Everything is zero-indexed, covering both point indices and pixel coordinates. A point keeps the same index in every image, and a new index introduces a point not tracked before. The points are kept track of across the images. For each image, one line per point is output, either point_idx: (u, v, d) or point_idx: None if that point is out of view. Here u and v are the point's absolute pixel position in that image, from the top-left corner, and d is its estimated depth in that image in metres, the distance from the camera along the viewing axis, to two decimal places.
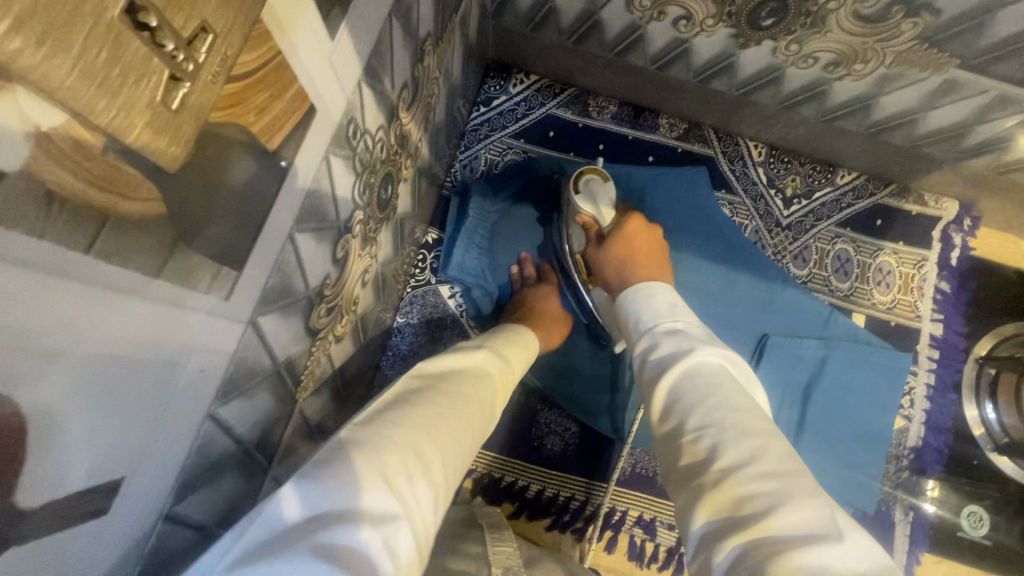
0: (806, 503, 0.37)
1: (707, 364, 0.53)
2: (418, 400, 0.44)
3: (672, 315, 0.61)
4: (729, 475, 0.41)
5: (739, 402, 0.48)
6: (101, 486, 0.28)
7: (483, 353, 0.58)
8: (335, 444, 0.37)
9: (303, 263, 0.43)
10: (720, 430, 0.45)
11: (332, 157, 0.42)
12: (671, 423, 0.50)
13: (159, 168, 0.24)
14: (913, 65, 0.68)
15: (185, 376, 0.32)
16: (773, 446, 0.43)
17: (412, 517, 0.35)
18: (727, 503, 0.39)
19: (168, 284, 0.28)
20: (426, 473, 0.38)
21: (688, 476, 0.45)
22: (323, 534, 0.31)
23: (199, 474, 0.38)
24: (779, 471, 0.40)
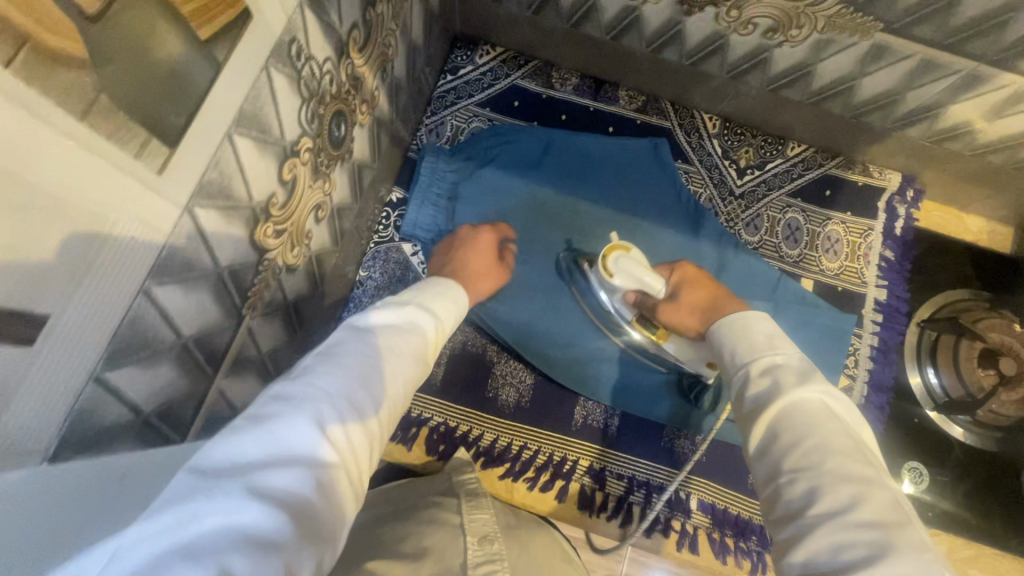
0: (909, 555, 0.38)
1: (808, 404, 0.50)
2: (353, 358, 0.46)
3: (771, 347, 0.58)
4: (831, 518, 0.42)
5: (840, 445, 0.46)
6: (25, 314, 0.30)
7: (410, 306, 0.59)
8: (269, 402, 0.38)
9: (244, 169, 0.46)
10: (818, 475, 0.45)
11: (273, 71, 0.46)
12: (768, 464, 0.49)
13: (79, 10, 0.28)
14: (843, 30, 0.72)
15: (116, 238, 0.35)
16: (876, 494, 0.42)
17: (350, 472, 0.39)
18: (820, 549, 0.40)
19: (98, 134, 0.31)
20: (363, 430, 0.42)
21: (785, 518, 0.45)
22: (257, 479, 0.33)
23: (134, 349, 0.41)
24: (879, 521, 0.41)
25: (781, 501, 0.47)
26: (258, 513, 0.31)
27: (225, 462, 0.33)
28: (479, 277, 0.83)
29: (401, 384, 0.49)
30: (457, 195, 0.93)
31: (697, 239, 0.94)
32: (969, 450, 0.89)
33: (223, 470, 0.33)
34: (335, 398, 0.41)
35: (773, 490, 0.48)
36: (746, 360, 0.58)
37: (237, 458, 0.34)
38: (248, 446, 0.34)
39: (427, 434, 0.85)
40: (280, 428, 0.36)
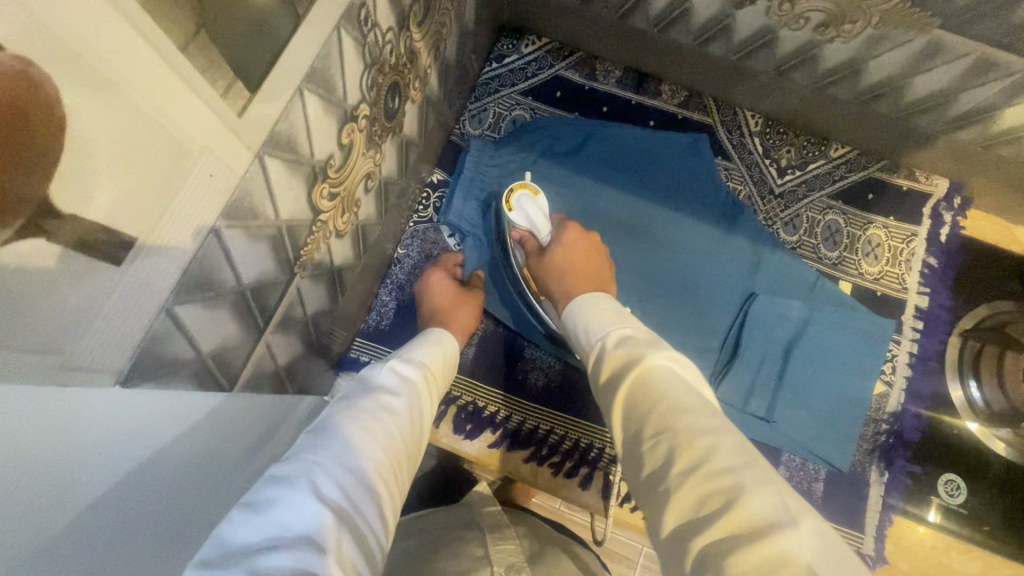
0: (764, 491, 0.38)
1: (660, 368, 0.52)
2: (342, 428, 0.51)
3: (620, 322, 0.60)
4: (693, 472, 0.41)
5: (688, 403, 0.47)
6: (116, 233, 0.32)
7: (396, 362, 0.64)
8: (268, 483, 0.42)
9: (309, 126, 0.48)
10: (671, 435, 0.45)
11: (343, 33, 0.47)
12: (631, 440, 0.49)
13: None
14: (897, 25, 0.71)
15: (196, 175, 0.36)
16: (725, 439, 0.43)
17: (354, 538, 0.41)
18: (686, 510, 0.40)
19: (194, 68, 0.33)
20: (361, 489, 0.46)
21: (650, 487, 0.44)
22: (263, 556, 0.36)
23: (199, 288, 0.42)
24: (728, 469, 0.40)
25: (646, 468, 0.46)
26: None
27: (233, 549, 0.36)
28: (454, 305, 0.82)
29: (392, 438, 0.54)
30: (499, 190, 0.93)
31: (734, 236, 0.94)
32: (1012, 466, 0.85)
33: (236, 556, 0.36)
34: (331, 470, 0.45)
35: (639, 462, 0.47)
36: (598, 335, 0.60)
37: (245, 543, 0.37)
38: (253, 530, 0.37)
39: (455, 413, 0.86)
40: (282, 509, 0.39)
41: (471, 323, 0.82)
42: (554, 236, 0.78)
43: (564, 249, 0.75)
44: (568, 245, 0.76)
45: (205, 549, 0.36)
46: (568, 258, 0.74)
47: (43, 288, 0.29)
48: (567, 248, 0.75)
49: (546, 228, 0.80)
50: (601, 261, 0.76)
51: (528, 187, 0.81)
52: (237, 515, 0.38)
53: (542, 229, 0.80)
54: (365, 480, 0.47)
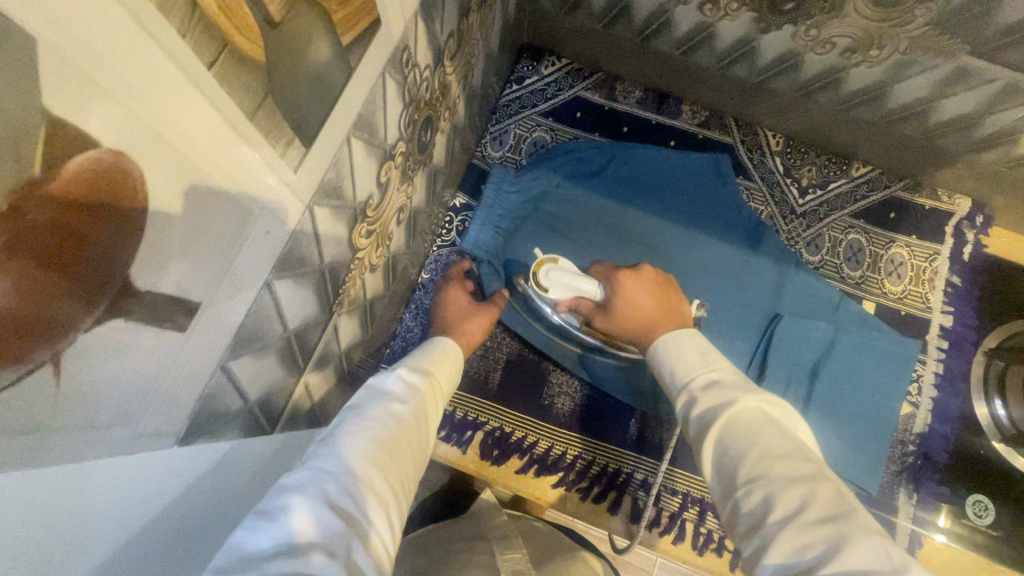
0: (861, 541, 0.40)
1: (750, 413, 0.52)
2: (353, 428, 0.49)
3: (706, 365, 0.60)
4: (789, 522, 0.43)
5: (782, 449, 0.48)
6: (184, 301, 0.32)
7: (407, 369, 0.60)
8: (278, 489, 0.41)
9: (354, 171, 0.48)
10: (767, 482, 0.46)
11: (388, 78, 0.47)
12: (723, 484, 0.50)
13: (267, 19, 0.29)
14: (926, 51, 0.72)
15: (254, 232, 0.36)
16: (820, 490, 0.44)
17: (365, 546, 0.40)
18: (787, 554, 0.42)
19: (260, 132, 0.32)
20: (373, 499, 0.43)
21: (749, 531, 0.46)
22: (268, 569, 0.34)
23: (252, 340, 0.42)
24: (831, 514, 0.42)
25: (739, 514, 0.47)
26: None
27: (246, 555, 0.35)
28: (464, 315, 0.82)
29: (406, 447, 0.51)
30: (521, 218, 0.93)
31: (757, 256, 0.94)
32: None
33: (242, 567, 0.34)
34: (341, 474, 0.43)
35: (732, 507, 0.48)
36: (684, 379, 0.60)
37: (255, 551, 0.36)
38: (264, 537, 0.36)
39: (482, 438, 0.85)
40: (293, 516, 0.38)
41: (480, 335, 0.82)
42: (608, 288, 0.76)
43: (629, 303, 0.74)
44: (630, 294, 0.74)
45: (218, 554, 0.36)
46: (634, 314, 0.73)
47: (119, 365, 0.29)
48: (629, 302, 0.74)
49: (592, 284, 0.76)
50: (666, 295, 0.75)
51: (547, 262, 0.77)
52: (250, 521, 0.37)
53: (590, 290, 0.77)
54: (377, 489, 0.44)
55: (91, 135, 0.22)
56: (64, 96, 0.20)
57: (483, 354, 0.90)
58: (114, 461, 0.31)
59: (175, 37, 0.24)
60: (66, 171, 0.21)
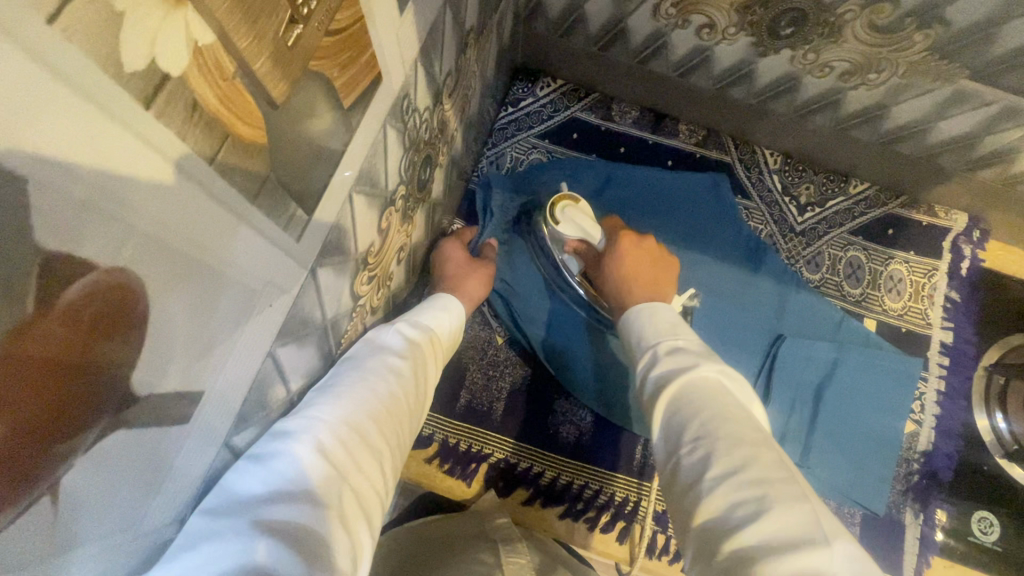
0: (792, 508, 0.38)
1: (704, 381, 0.51)
2: (349, 381, 0.48)
3: (672, 332, 0.60)
4: (726, 480, 0.41)
5: (732, 415, 0.47)
6: (188, 394, 0.30)
7: (405, 325, 0.60)
8: (270, 434, 0.41)
9: (355, 224, 0.46)
10: (711, 442, 0.45)
11: (388, 128, 0.46)
12: (669, 441, 0.49)
13: (268, 102, 0.27)
14: (924, 75, 0.72)
15: (258, 310, 0.35)
16: (762, 456, 0.43)
17: (355, 496, 0.40)
18: (718, 511, 0.40)
19: (262, 213, 0.31)
20: (365, 450, 0.43)
21: (686, 487, 0.44)
22: (260, 512, 0.35)
23: (256, 411, 0.40)
24: (763, 478, 0.41)
25: (679, 471, 0.46)
26: (267, 547, 0.33)
27: (238, 498, 0.36)
28: (465, 271, 0.80)
29: (400, 402, 0.50)
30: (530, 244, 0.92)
31: (759, 277, 0.93)
32: None
33: (233, 509, 0.35)
34: (335, 423, 0.43)
35: (673, 465, 0.47)
36: (651, 340, 0.60)
37: (247, 494, 0.36)
38: (256, 480, 0.37)
39: (487, 470, 0.85)
40: (283, 460, 0.38)
41: (480, 291, 0.80)
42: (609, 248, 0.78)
43: (627, 259, 0.75)
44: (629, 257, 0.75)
45: (210, 492, 0.36)
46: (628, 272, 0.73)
47: (123, 470, 0.27)
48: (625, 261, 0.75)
49: (598, 233, 0.79)
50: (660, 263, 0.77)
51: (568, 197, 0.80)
52: (242, 465, 0.37)
53: (593, 237, 0.79)
54: (368, 440, 0.44)
55: (86, 260, 0.20)
56: (59, 231, 0.18)
57: (486, 383, 0.89)
58: (118, 564, 0.30)
59: (175, 143, 0.22)
60: (61, 303, 0.20)
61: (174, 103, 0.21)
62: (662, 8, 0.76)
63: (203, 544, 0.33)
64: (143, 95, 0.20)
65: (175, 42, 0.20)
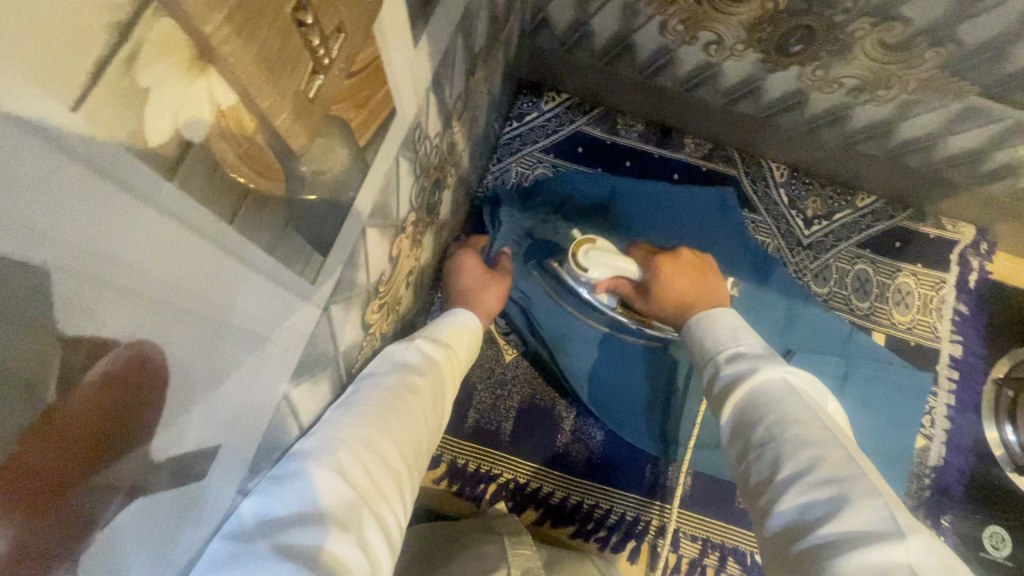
0: (865, 504, 0.38)
1: (770, 381, 0.50)
2: (371, 395, 0.47)
3: (734, 339, 0.58)
4: (798, 479, 0.41)
5: (800, 414, 0.46)
6: (205, 450, 0.29)
7: (425, 338, 0.59)
8: (293, 451, 0.40)
9: (368, 257, 0.45)
10: (782, 442, 0.44)
11: (401, 159, 0.45)
12: (739, 442, 0.48)
13: (288, 154, 0.26)
14: (935, 92, 0.71)
15: (273, 356, 0.34)
16: (831, 452, 0.42)
17: (377, 517, 0.39)
18: (792, 511, 0.40)
19: (278, 261, 0.30)
20: (387, 471, 0.42)
21: (758, 489, 0.44)
22: (280, 538, 0.34)
23: (269, 453, 0.40)
24: (837, 476, 0.40)
25: (751, 473, 0.46)
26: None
27: (260, 520, 0.35)
28: (482, 285, 0.78)
29: (422, 417, 0.49)
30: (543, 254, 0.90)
31: (767, 291, 0.93)
32: None
33: (256, 533, 0.34)
34: (358, 441, 0.42)
35: (745, 467, 0.47)
36: (716, 347, 0.59)
37: (270, 516, 0.35)
38: (278, 502, 0.36)
39: (496, 490, 0.84)
40: (305, 481, 0.37)
41: (496, 306, 0.79)
42: (649, 275, 0.73)
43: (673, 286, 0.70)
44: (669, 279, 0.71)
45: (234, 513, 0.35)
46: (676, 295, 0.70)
47: (145, 530, 0.26)
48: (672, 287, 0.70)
49: (633, 268, 0.73)
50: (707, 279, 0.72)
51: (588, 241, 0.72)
52: (264, 486, 0.36)
53: (629, 271, 0.73)
54: (390, 458, 0.43)
55: (109, 339, 0.19)
56: (80, 316, 0.18)
57: (494, 402, 0.88)
58: None
59: (197, 208, 0.21)
60: (85, 388, 0.19)
61: (196, 169, 0.21)
62: (670, 24, 0.76)
63: (226, 567, 0.32)
64: (166, 167, 0.19)
65: (198, 110, 0.20)
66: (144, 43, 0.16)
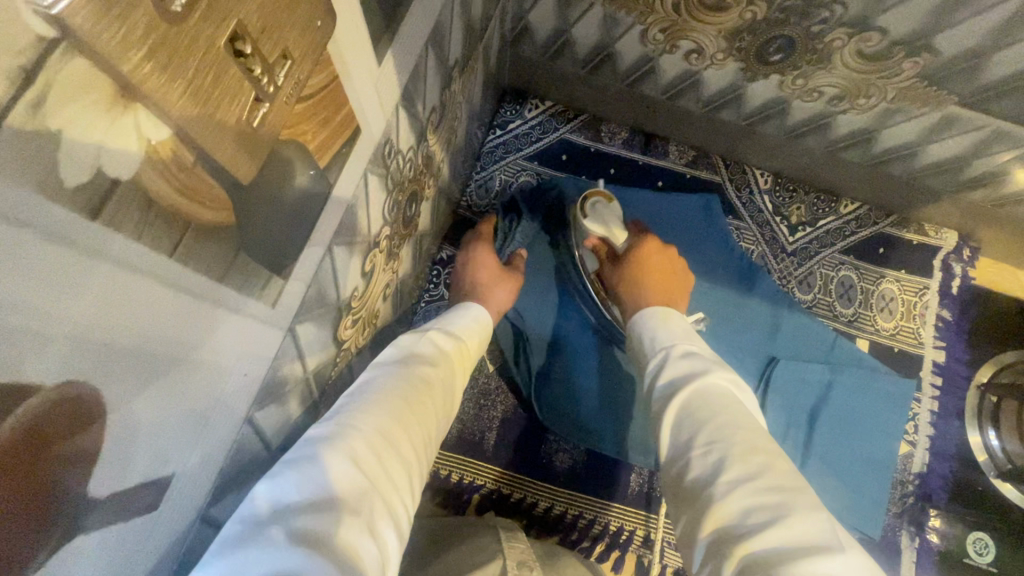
0: (809, 517, 0.38)
1: (717, 386, 0.51)
2: (383, 386, 0.46)
3: (688, 339, 0.60)
4: (742, 485, 0.41)
5: (745, 421, 0.47)
6: (155, 482, 0.29)
7: (434, 332, 0.58)
8: (305, 440, 0.39)
9: (336, 275, 0.45)
10: (727, 446, 0.44)
11: (369, 175, 0.44)
12: (679, 442, 0.48)
13: (234, 182, 0.26)
14: (913, 101, 0.71)
15: (231, 381, 0.33)
16: (777, 464, 0.43)
17: (389, 503, 0.37)
18: (732, 515, 0.40)
19: (230, 289, 0.29)
20: (399, 459, 0.41)
21: (694, 489, 0.44)
22: (292, 522, 0.32)
23: (232, 478, 0.39)
24: (781, 486, 0.41)
25: (688, 476, 0.45)
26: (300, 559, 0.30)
27: (272, 506, 0.33)
28: (494, 280, 0.78)
29: (432, 409, 0.48)
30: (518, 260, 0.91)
31: (751, 299, 0.93)
32: None
33: (268, 520, 0.33)
34: (370, 429, 0.40)
35: (682, 468, 0.47)
36: (664, 344, 0.60)
37: (280, 502, 0.34)
38: (290, 487, 0.34)
39: (480, 501, 0.83)
40: (318, 466, 0.36)
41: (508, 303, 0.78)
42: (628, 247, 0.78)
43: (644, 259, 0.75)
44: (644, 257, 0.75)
45: (245, 504, 0.34)
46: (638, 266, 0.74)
47: (93, 562, 0.25)
48: (641, 261, 0.74)
49: (621, 235, 0.81)
50: (676, 275, 0.76)
51: (601, 194, 0.84)
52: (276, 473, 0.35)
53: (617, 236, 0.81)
54: (400, 446, 0.42)
55: (28, 386, 0.19)
56: None
57: (477, 413, 0.87)
58: None
59: (129, 245, 0.21)
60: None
61: (125, 207, 0.20)
62: (650, 33, 0.76)
63: (234, 553, 0.30)
64: (90, 208, 0.18)
65: (122, 146, 0.19)
66: (53, 85, 0.16)
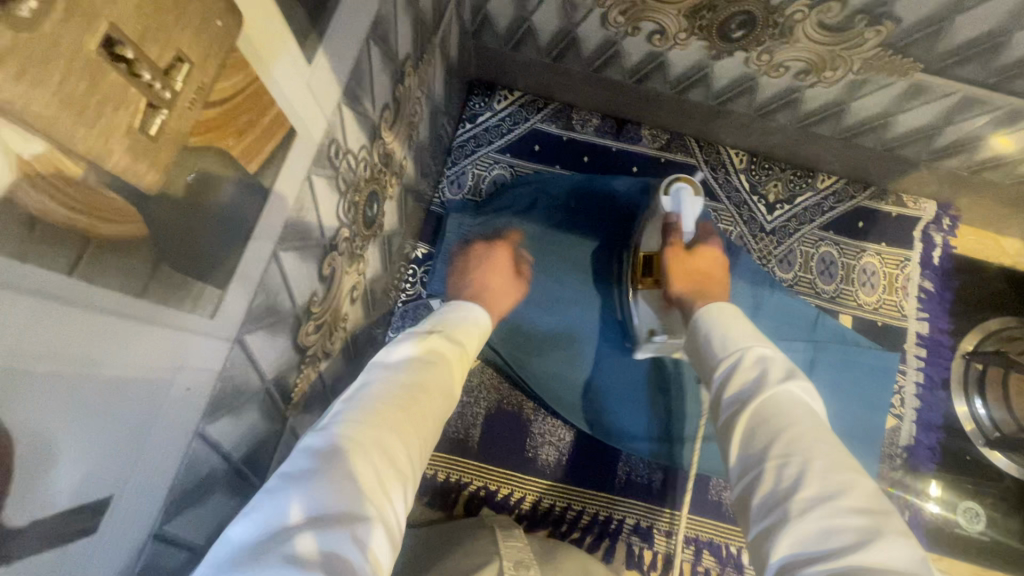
0: (897, 541, 0.35)
1: (792, 396, 0.46)
2: (382, 392, 0.42)
3: (762, 342, 0.53)
4: (818, 504, 0.37)
5: (825, 436, 0.42)
6: (89, 505, 0.28)
7: (437, 337, 0.53)
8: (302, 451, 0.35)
9: (288, 280, 0.44)
10: (806, 459, 0.40)
11: (314, 178, 0.43)
12: (750, 454, 0.44)
13: (140, 194, 0.25)
14: (880, 71, 0.70)
15: (173, 394, 0.33)
16: (862, 482, 0.39)
17: (385, 515, 0.34)
18: (811, 535, 0.36)
19: (155, 304, 0.28)
20: (398, 476, 0.36)
21: (764, 507, 0.40)
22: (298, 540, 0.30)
23: (187, 493, 0.38)
24: (867, 508, 0.37)
25: (758, 490, 0.41)
26: None
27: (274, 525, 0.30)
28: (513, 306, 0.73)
29: (432, 418, 0.44)
30: None
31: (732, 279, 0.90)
32: None
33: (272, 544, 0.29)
34: (373, 443, 0.36)
35: (752, 479, 0.42)
36: (737, 347, 0.53)
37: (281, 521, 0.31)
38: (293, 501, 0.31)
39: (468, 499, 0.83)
40: (320, 480, 0.33)
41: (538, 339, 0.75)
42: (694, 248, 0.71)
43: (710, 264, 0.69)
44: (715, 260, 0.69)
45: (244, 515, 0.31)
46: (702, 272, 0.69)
47: None
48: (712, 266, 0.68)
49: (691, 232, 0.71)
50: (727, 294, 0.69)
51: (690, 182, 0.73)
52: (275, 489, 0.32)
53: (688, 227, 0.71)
54: (399, 459, 0.37)
55: None
56: None
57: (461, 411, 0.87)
58: None
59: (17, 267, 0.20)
60: None
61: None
62: (610, 16, 0.74)
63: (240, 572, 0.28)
64: None
65: None
66: None
